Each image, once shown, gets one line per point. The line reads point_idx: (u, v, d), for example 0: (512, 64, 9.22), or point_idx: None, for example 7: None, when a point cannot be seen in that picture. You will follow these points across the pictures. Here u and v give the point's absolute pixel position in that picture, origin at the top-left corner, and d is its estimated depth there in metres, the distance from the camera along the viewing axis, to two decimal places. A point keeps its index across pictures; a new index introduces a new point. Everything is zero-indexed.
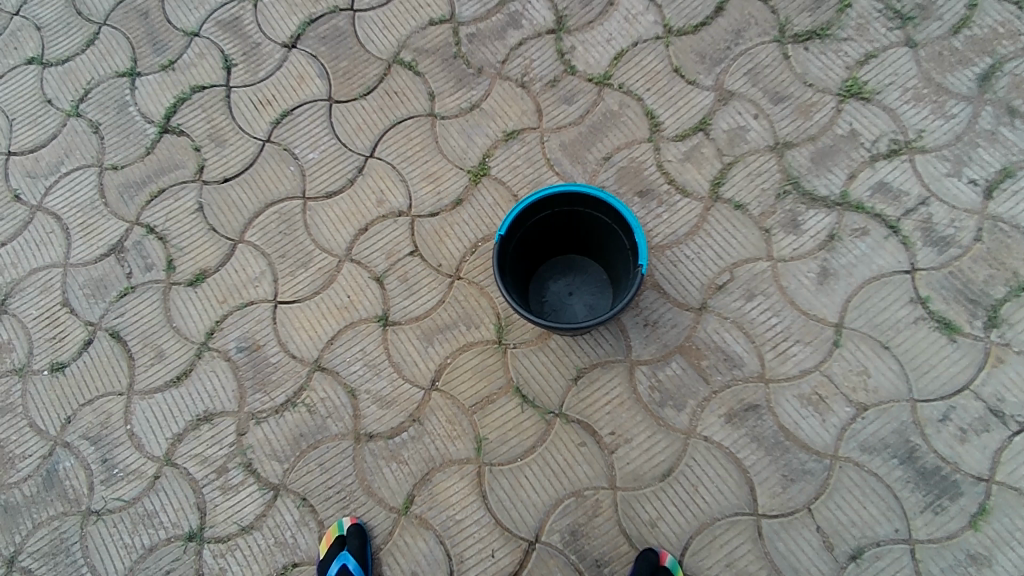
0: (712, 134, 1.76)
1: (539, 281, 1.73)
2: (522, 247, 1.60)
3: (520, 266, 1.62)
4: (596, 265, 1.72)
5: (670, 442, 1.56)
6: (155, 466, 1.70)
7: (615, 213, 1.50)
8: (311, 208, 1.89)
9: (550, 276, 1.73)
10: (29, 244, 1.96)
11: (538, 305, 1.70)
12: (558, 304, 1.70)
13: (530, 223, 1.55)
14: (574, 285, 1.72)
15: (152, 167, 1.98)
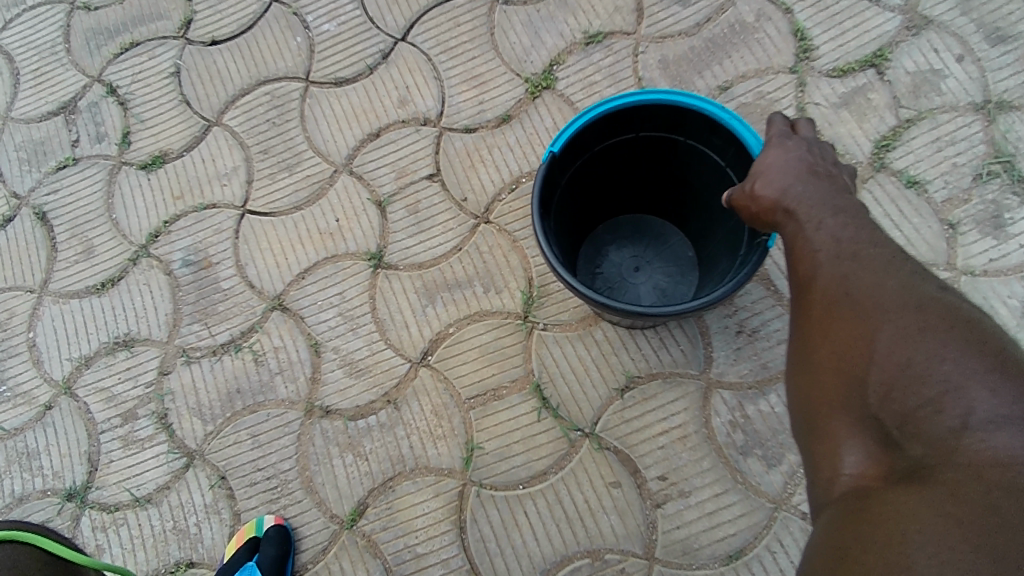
0: (888, 75, 1.20)
1: (596, 243, 1.22)
2: (580, 185, 1.09)
3: (572, 213, 1.11)
4: (680, 236, 1.20)
5: (746, 511, 1.06)
6: (50, 393, 1.29)
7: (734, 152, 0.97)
8: (313, 95, 1.42)
9: (612, 240, 1.22)
10: None
11: (587, 276, 1.20)
12: (616, 281, 1.20)
13: (597, 150, 1.04)
14: (644, 259, 1.20)
15: (131, 13, 1.53)
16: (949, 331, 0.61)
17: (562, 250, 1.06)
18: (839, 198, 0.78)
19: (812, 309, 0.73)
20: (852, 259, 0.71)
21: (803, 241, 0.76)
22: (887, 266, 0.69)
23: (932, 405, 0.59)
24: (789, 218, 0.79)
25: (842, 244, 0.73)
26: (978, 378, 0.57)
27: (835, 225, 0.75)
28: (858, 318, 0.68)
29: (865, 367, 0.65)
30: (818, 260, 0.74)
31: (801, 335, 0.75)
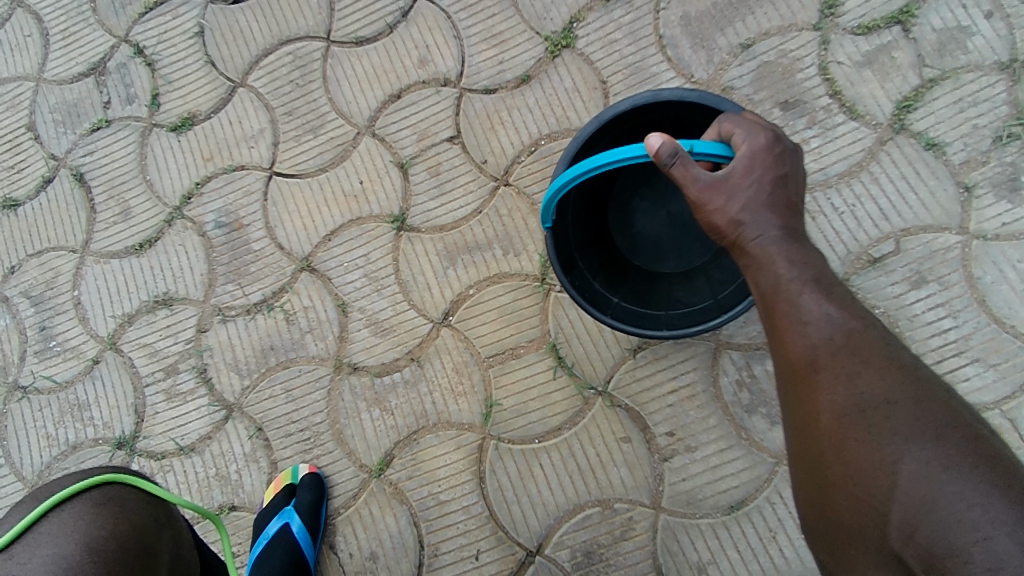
0: (914, 32, 1.17)
1: (621, 206, 1.19)
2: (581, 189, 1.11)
3: (586, 206, 1.14)
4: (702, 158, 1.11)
5: (748, 465, 1.12)
6: (97, 348, 1.37)
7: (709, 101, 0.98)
8: (334, 55, 1.43)
9: (634, 192, 1.19)
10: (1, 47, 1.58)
11: (626, 239, 1.18)
12: (658, 234, 1.17)
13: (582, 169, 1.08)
14: (672, 199, 1.17)
15: None
16: (972, 469, 0.61)
17: (596, 259, 1.13)
18: (827, 274, 0.80)
19: (814, 421, 0.73)
20: (855, 359, 0.72)
21: (792, 310, 0.76)
22: (891, 379, 0.70)
23: (959, 550, 0.59)
24: (764, 274, 0.80)
25: (834, 326, 0.74)
26: (1007, 528, 0.57)
27: (820, 298, 0.76)
28: (871, 440, 0.68)
29: (885, 499, 0.65)
30: (811, 341, 0.74)
31: (801, 440, 0.75)
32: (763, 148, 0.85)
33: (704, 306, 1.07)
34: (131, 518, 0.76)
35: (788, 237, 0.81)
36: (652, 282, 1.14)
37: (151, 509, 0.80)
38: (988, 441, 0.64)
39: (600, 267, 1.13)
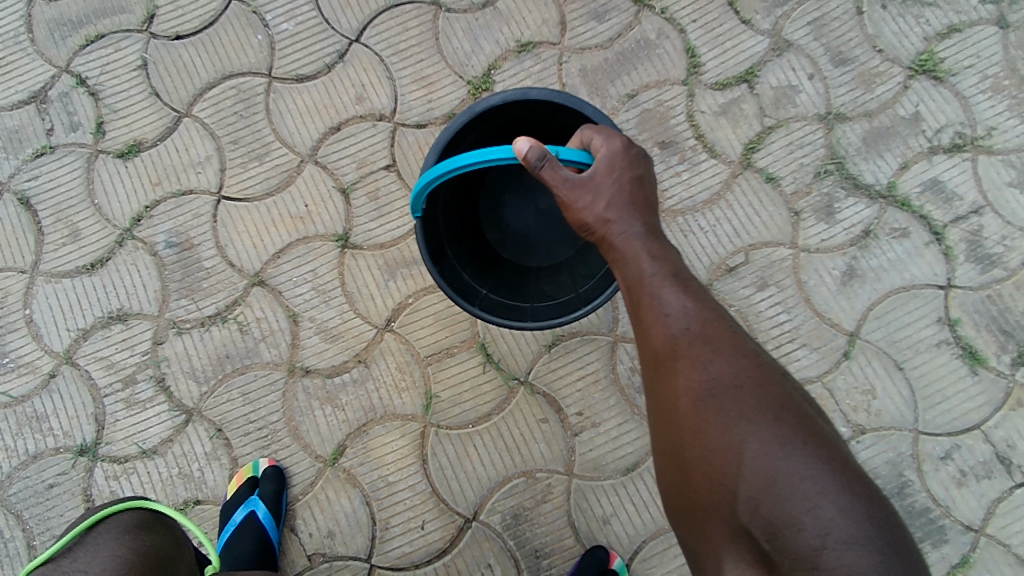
0: (757, 89, 1.49)
1: (494, 203, 1.33)
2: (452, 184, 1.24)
3: (458, 200, 1.27)
4: None
5: (641, 435, 1.40)
6: (52, 363, 1.46)
7: (574, 103, 1.13)
8: (277, 90, 1.59)
9: (506, 190, 1.33)
10: None
11: (498, 232, 1.32)
12: (527, 230, 1.31)
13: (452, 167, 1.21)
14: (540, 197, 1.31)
15: (92, 6, 1.64)
16: (802, 449, 0.81)
17: (467, 252, 1.26)
18: (683, 272, 0.95)
19: (676, 408, 0.89)
20: (710, 354, 0.89)
21: (657, 303, 0.91)
22: (737, 372, 0.88)
23: (795, 520, 0.77)
24: (625, 267, 0.95)
25: (691, 321, 0.90)
26: (830, 498, 0.76)
27: (678, 293, 0.92)
28: (724, 425, 0.85)
29: (736, 476, 0.82)
30: (673, 333, 0.90)
31: (664, 423, 0.92)
32: (621, 150, 1.00)
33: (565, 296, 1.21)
34: (157, 529, 0.97)
35: (649, 233, 0.96)
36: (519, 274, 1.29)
37: (169, 528, 1.01)
38: (811, 425, 0.84)
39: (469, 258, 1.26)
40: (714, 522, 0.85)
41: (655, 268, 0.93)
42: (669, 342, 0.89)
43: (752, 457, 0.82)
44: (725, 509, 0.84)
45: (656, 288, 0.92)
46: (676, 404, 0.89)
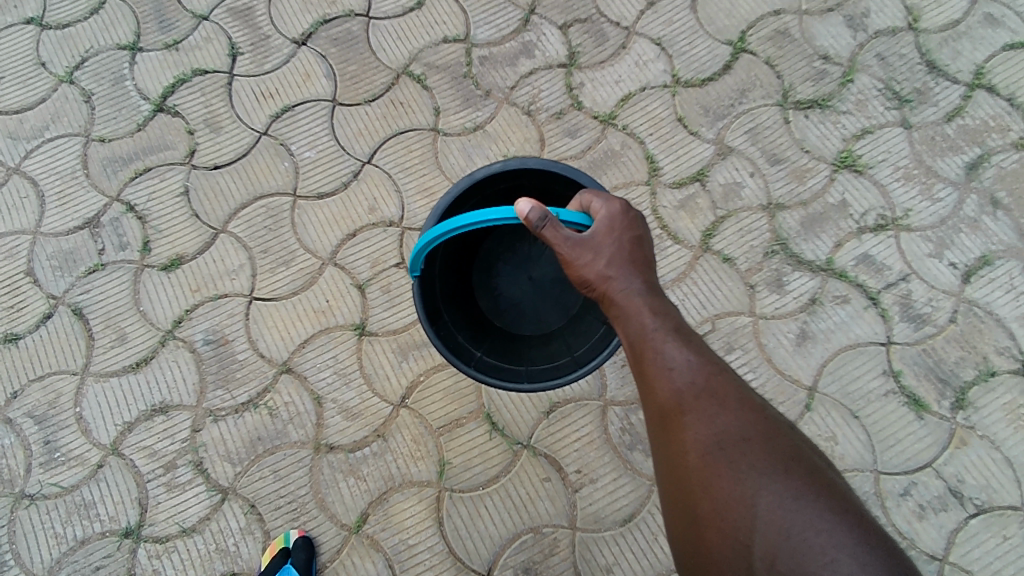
0: (708, 186, 1.76)
1: (488, 272, 1.55)
2: (448, 251, 1.44)
3: (453, 268, 1.48)
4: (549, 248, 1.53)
5: (635, 487, 1.56)
6: (100, 454, 1.63)
7: (569, 174, 1.31)
8: (301, 206, 1.84)
9: (498, 261, 1.55)
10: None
11: (490, 300, 1.54)
12: (518, 298, 1.53)
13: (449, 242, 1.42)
14: (531, 269, 1.54)
15: (142, 145, 1.91)
16: (811, 502, 0.91)
17: (460, 316, 1.45)
18: (686, 332, 1.09)
19: (687, 460, 1.00)
20: (718, 412, 1.01)
21: (663, 360, 1.04)
22: (743, 427, 1.00)
23: (814, 569, 0.84)
24: (626, 320, 1.09)
25: (697, 380, 1.03)
26: (843, 547, 0.85)
27: (685, 354, 1.05)
28: (735, 479, 0.96)
29: (750, 526, 0.92)
30: (680, 389, 1.03)
31: (673, 475, 1.02)
32: (619, 213, 1.16)
33: (557, 360, 1.39)
34: None
35: (649, 289, 1.11)
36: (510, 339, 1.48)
37: None
38: (818, 480, 0.95)
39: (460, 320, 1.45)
40: (726, 575, 0.92)
41: (658, 326, 1.07)
42: (677, 397, 1.02)
43: (763, 508, 0.92)
44: (738, 562, 0.92)
45: (662, 344, 1.05)
46: (686, 456, 1.00)
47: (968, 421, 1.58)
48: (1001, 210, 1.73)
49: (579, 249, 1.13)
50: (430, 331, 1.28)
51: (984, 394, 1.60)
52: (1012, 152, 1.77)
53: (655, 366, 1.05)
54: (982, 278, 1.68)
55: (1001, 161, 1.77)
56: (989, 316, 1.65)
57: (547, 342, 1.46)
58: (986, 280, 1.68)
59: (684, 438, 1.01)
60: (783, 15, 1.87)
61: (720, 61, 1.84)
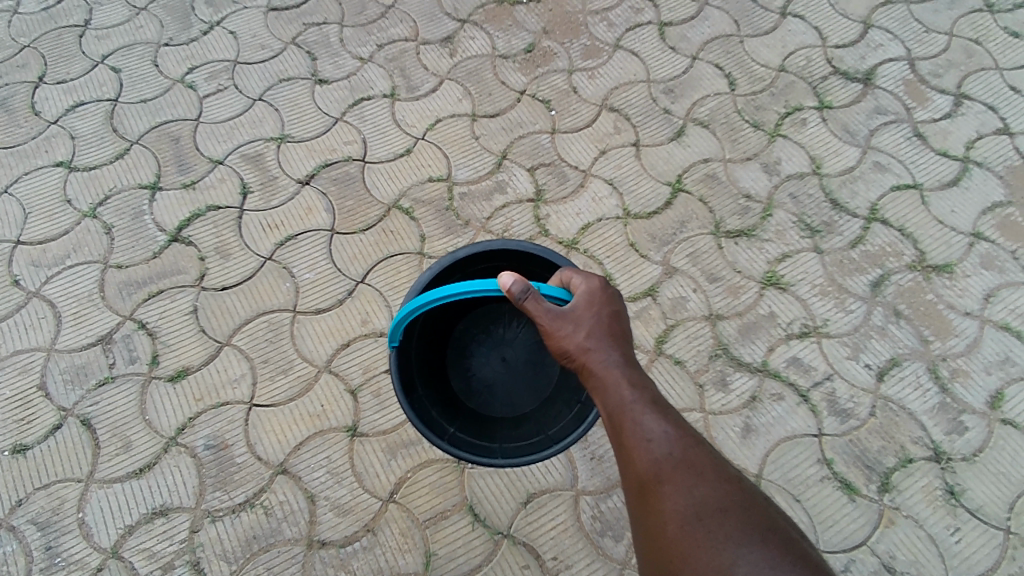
0: (658, 300, 2.05)
1: (463, 352, 1.77)
2: (424, 327, 1.64)
3: (428, 345, 1.67)
4: (522, 335, 1.77)
5: (606, 571, 1.71)
6: (100, 558, 1.74)
7: (549, 255, 1.55)
8: (300, 320, 2.04)
9: (471, 341, 1.77)
10: (17, 327, 2.03)
11: (463, 382, 1.74)
12: (490, 378, 1.75)
13: (424, 318, 1.61)
14: (504, 349, 1.77)
15: (155, 270, 2.11)
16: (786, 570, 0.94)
17: (433, 391, 1.64)
18: (662, 406, 1.17)
19: (665, 530, 1.03)
20: (695, 482, 1.06)
21: (641, 429, 1.12)
22: (719, 497, 1.05)
23: None
24: (605, 391, 1.18)
25: (674, 451, 1.10)
26: None
27: (662, 426, 1.13)
28: (713, 547, 0.98)
29: None
30: (658, 458, 1.09)
31: (650, 550, 1.04)
32: (598, 289, 1.30)
33: (527, 440, 1.56)
34: None
35: (626, 362, 1.21)
36: (482, 421, 1.67)
37: None
38: (793, 552, 0.98)
39: (435, 397, 1.63)
40: None
41: (636, 399, 1.16)
42: (654, 465, 1.08)
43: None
44: None
45: (640, 417, 1.13)
46: (664, 527, 1.03)
47: (894, 502, 1.81)
48: (903, 319, 2.04)
49: (560, 320, 1.24)
50: (406, 408, 1.45)
51: (905, 478, 1.83)
52: (908, 271, 2.11)
53: (634, 438, 1.12)
54: (893, 377, 1.96)
55: (899, 278, 2.10)
56: (903, 410, 1.91)
57: (517, 425, 1.65)
58: (897, 378, 1.96)
59: (661, 508, 1.05)
60: (711, 162, 2.26)
61: (661, 198, 2.20)
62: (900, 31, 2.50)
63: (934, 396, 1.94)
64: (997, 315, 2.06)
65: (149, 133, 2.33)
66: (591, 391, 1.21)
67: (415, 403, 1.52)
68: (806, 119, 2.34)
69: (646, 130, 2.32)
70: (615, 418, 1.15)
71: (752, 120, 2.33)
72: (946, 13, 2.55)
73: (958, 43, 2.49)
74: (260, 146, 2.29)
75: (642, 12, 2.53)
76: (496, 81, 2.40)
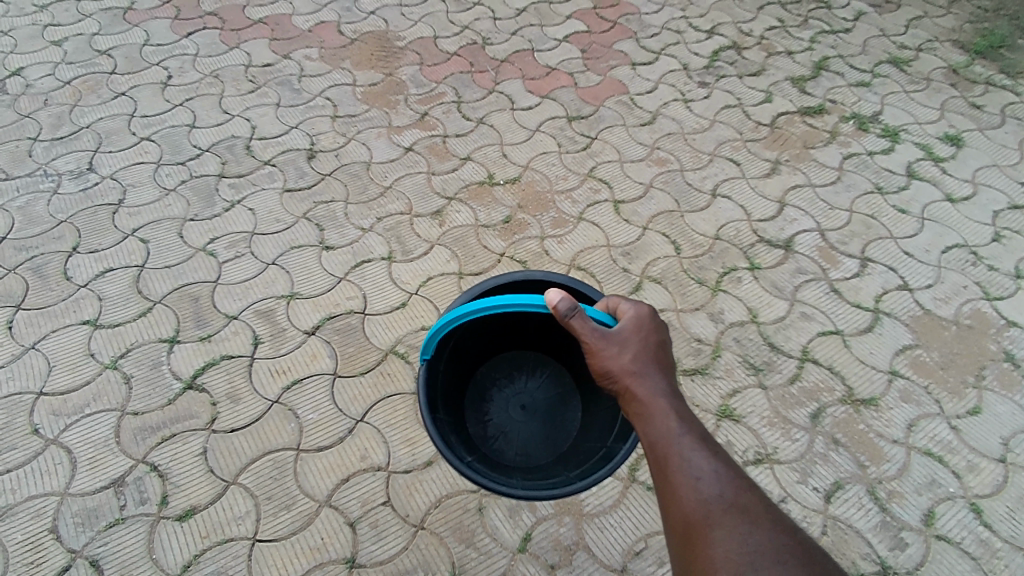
0: None
1: (483, 399, 2.03)
2: (451, 358, 1.85)
3: (453, 379, 1.90)
4: (538, 387, 2.06)
5: None
6: None
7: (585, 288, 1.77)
8: (303, 457, 2.22)
9: (492, 389, 2.05)
10: (33, 473, 2.18)
11: (480, 426, 1.98)
12: (506, 426, 2.00)
13: (452, 343, 1.82)
14: (522, 399, 2.04)
15: (169, 415, 2.30)
16: None
17: (452, 421, 1.80)
18: (713, 447, 1.23)
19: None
20: (749, 531, 1.09)
21: (689, 467, 1.18)
22: (773, 548, 1.06)
23: None
24: (648, 419, 1.29)
25: (725, 495, 1.14)
26: None
27: (715, 469, 1.18)
28: None
29: None
30: (708, 500, 1.14)
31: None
32: (646, 317, 1.46)
33: (539, 480, 1.68)
34: None
35: (672, 394, 1.32)
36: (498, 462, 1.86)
37: None
38: None
39: (454, 423, 1.80)
40: None
41: (684, 431, 1.25)
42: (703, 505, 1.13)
43: None
44: None
45: (687, 449, 1.21)
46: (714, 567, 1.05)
47: None
48: (841, 447, 2.33)
49: (604, 339, 1.41)
50: (429, 422, 1.59)
51: None
52: (840, 405, 2.43)
53: (681, 474, 1.18)
54: (839, 498, 2.21)
55: (833, 410, 2.42)
56: (850, 528, 2.15)
57: (530, 472, 1.80)
58: (843, 499, 2.21)
59: (710, 551, 1.08)
60: (666, 312, 2.64)
61: None
62: (810, 208, 3.06)
63: (875, 515, 2.18)
64: (921, 442, 2.36)
65: (171, 293, 2.62)
66: (634, 416, 1.31)
67: (437, 422, 1.66)
68: (741, 277, 2.78)
69: (610, 285, 2.71)
70: (660, 449, 1.23)
71: (696, 278, 2.76)
72: (845, 194, 3.13)
73: (857, 218, 3.04)
74: (272, 302, 2.60)
75: (599, 191, 3.05)
76: (479, 246, 2.81)
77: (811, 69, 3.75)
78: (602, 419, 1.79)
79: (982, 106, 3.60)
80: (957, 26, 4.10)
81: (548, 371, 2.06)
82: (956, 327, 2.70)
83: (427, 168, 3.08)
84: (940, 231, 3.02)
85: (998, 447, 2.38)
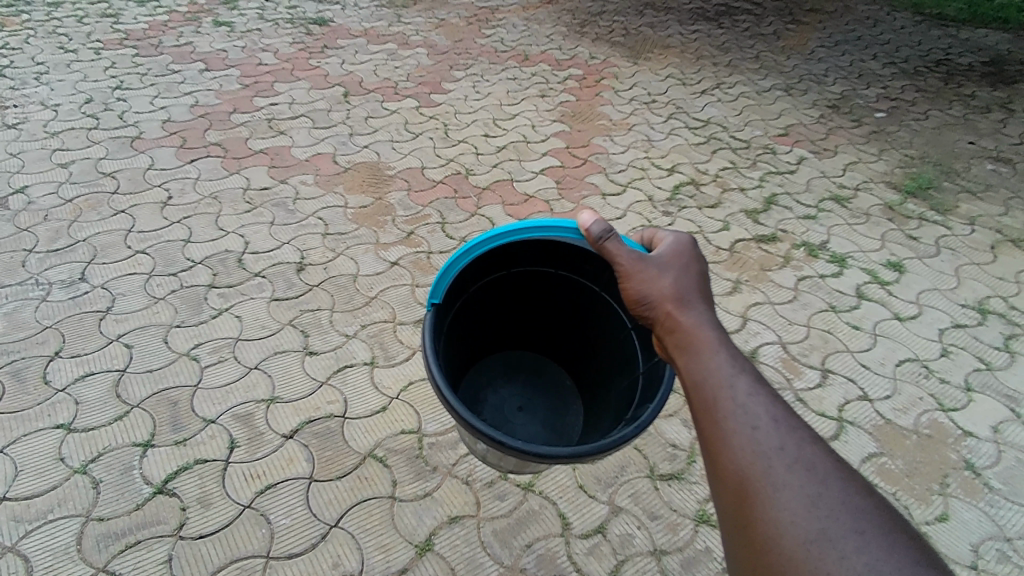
0: (607, 536, 2.32)
1: (479, 402, 2.19)
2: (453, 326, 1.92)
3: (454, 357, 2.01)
4: (531, 388, 2.28)
5: None
6: None
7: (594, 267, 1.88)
8: (272, 565, 2.15)
9: (486, 392, 2.22)
10: None
11: None
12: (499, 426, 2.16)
13: (457, 306, 1.89)
14: (517, 402, 2.24)
15: (136, 521, 2.24)
16: None
17: None
18: (773, 391, 1.15)
19: (781, 538, 0.97)
20: (820, 493, 1.00)
21: (746, 414, 1.10)
22: (847, 512, 0.97)
23: None
24: (694, 356, 1.25)
25: (790, 449, 1.05)
26: None
27: (776, 418, 1.09)
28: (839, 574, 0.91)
29: None
30: (769, 453, 1.05)
31: (753, 559, 0.99)
32: (687, 250, 1.49)
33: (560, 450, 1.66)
34: None
35: (716, 327, 1.30)
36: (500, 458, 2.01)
37: None
38: None
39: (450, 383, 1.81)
40: None
41: (737, 369, 1.18)
42: (765, 457, 1.04)
43: None
44: None
45: (742, 386, 1.14)
46: (777, 528, 0.98)
47: None
48: None
49: (643, 270, 1.46)
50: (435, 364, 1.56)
51: None
52: None
53: (737, 420, 1.10)
54: None
55: None
56: None
57: None
58: None
59: (768, 514, 0.99)
60: None
61: None
62: (771, 323, 3.26)
63: None
64: None
65: (149, 397, 2.63)
66: (681, 351, 1.28)
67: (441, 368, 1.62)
68: None
69: None
70: (710, 388, 1.16)
71: None
72: (802, 311, 3.35)
73: (815, 333, 3.24)
74: (251, 406, 2.62)
75: None
76: None
77: (762, 203, 4.14)
78: (608, 408, 1.94)
79: (918, 238, 3.97)
80: (888, 171, 4.60)
81: (545, 377, 2.30)
82: (917, 436, 2.81)
83: (411, 280, 3.24)
84: (892, 346, 3.23)
85: (968, 553, 2.41)
